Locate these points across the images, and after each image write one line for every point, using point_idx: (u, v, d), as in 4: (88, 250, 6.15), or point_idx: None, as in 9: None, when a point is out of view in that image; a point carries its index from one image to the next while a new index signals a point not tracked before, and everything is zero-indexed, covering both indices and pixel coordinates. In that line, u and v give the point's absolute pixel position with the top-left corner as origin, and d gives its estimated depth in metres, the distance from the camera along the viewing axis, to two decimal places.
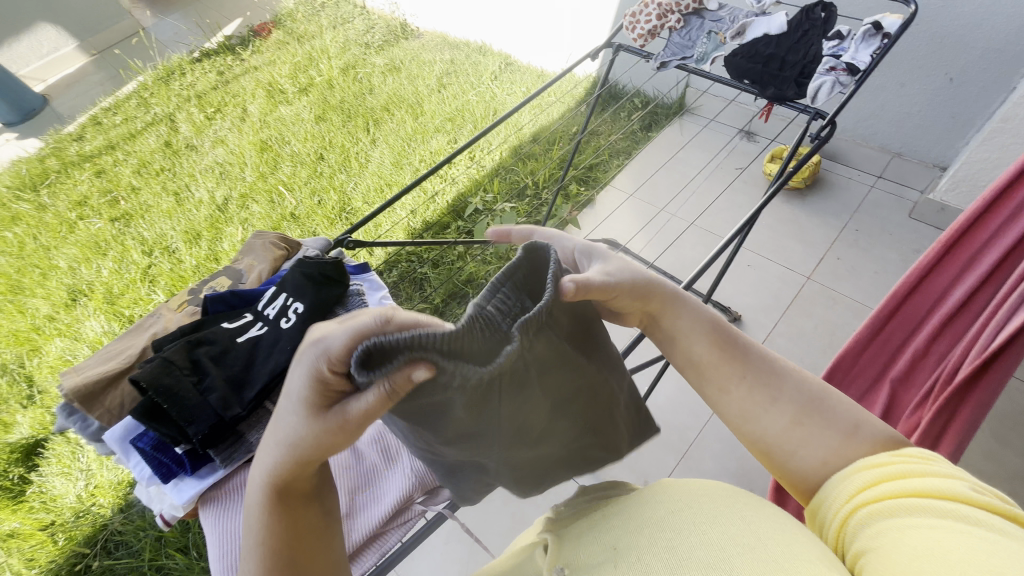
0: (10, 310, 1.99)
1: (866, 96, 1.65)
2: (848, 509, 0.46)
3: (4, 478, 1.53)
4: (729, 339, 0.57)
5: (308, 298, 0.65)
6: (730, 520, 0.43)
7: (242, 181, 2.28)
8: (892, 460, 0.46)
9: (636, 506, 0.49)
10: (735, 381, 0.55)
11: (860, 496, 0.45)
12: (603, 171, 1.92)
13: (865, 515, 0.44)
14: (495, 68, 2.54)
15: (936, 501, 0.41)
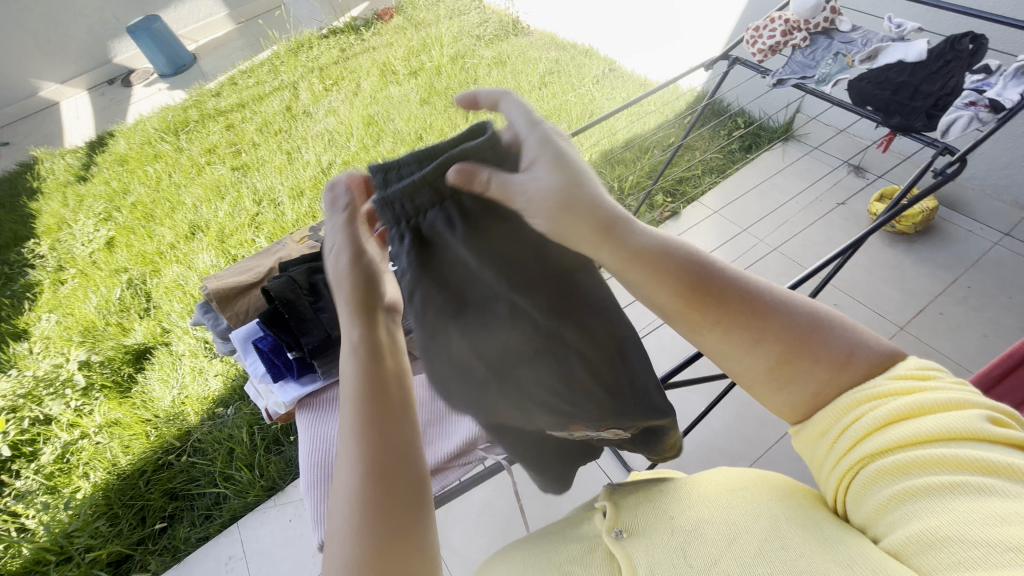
0: (142, 234, 2.29)
1: (1006, 144, 1.49)
2: (848, 462, 0.45)
3: (116, 374, 1.78)
4: (691, 277, 0.51)
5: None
6: (785, 507, 0.47)
7: (346, 150, 2.46)
8: (887, 397, 0.45)
9: (693, 485, 0.54)
10: (703, 326, 0.51)
11: (861, 447, 0.45)
12: (693, 186, 1.89)
13: (874, 473, 0.43)
14: (598, 73, 2.55)
15: (958, 451, 0.40)
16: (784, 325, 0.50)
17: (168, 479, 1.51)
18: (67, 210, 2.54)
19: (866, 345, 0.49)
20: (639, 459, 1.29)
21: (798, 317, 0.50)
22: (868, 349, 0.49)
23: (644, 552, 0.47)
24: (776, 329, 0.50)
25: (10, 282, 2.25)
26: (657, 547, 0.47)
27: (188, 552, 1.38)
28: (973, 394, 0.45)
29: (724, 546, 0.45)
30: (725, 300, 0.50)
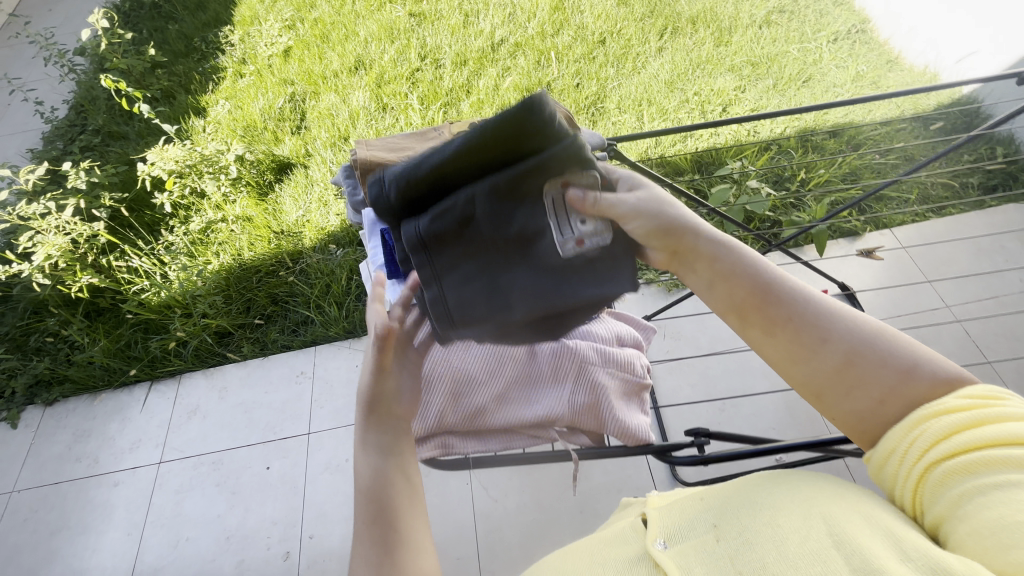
0: (315, 53, 2.38)
1: None
2: (927, 446, 0.41)
3: (260, 177, 1.95)
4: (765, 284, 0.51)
5: None
6: (835, 501, 0.43)
7: (523, 31, 2.28)
8: (974, 406, 0.41)
9: (746, 486, 0.50)
10: (773, 323, 0.50)
11: (957, 418, 0.41)
12: (892, 211, 1.55)
13: (969, 467, 0.39)
14: (840, 29, 2.05)
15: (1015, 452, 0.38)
16: (891, 364, 0.45)
17: (274, 285, 1.69)
18: (261, 7, 2.67)
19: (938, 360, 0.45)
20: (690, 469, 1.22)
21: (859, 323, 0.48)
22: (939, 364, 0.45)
23: (690, 561, 0.47)
24: (914, 384, 0.44)
25: (204, 59, 2.48)
26: (704, 551, 0.46)
27: (272, 351, 1.58)
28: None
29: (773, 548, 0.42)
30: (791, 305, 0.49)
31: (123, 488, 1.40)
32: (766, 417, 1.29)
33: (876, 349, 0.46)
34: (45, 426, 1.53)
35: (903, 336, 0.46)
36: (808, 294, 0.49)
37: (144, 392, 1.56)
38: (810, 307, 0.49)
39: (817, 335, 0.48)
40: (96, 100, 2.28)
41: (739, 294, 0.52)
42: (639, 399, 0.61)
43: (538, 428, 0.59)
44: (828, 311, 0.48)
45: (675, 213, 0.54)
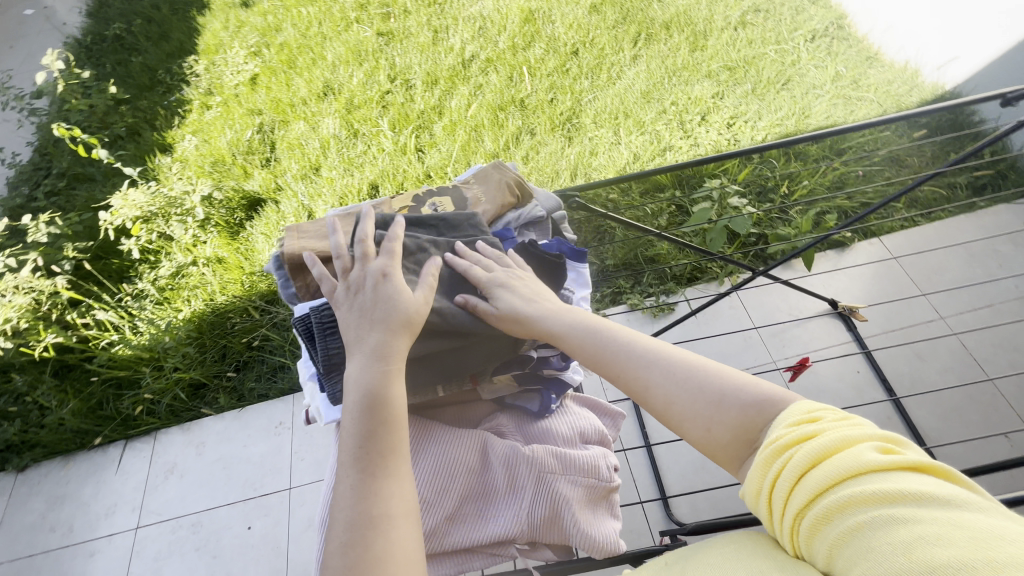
0: (282, 80, 2.31)
1: None
2: (786, 487, 0.40)
3: (230, 215, 1.89)
4: (595, 333, 0.56)
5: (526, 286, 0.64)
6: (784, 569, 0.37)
7: (494, 46, 2.22)
8: (802, 432, 0.41)
9: (698, 552, 0.44)
10: (605, 367, 0.54)
11: (798, 447, 0.41)
12: (879, 218, 1.50)
13: (825, 504, 0.37)
14: (818, 27, 2.00)
15: (862, 487, 0.36)
16: (699, 390, 0.49)
17: (248, 330, 1.63)
18: (226, 34, 2.61)
19: (750, 386, 0.48)
20: (684, 510, 1.16)
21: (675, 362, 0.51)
22: (748, 389, 0.48)
23: None
24: (725, 411, 0.47)
25: (169, 92, 2.41)
26: None
27: (249, 401, 1.53)
28: (858, 425, 0.41)
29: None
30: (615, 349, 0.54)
31: (99, 557, 1.35)
32: None
33: (689, 376, 0.50)
34: (17, 494, 1.47)
35: (714, 367, 0.50)
36: (631, 340, 0.54)
37: (119, 452, 1.50)
38: (635, 349, 0.53)
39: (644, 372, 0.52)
40: (60, 142, 2.21)
41: (573, 345, 0.56)
42: (607, 502, 0.58)
43: (498, 546, 0.55)
44: (647, 351, 0.53)
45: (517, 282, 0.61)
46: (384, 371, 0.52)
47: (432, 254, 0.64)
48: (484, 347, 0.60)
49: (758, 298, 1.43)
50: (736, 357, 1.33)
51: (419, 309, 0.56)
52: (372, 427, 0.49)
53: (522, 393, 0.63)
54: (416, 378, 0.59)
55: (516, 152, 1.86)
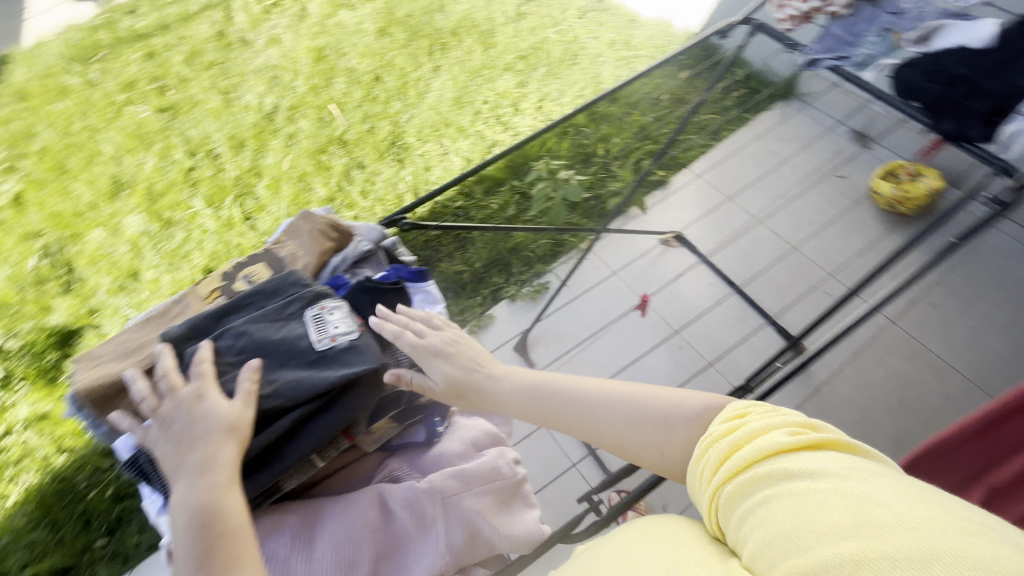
0: (55, 190, 1.97)
1: None
2: (708, 478, 0.44)
3: (39, 361, 1.57)
4: (538, 395, 0.57)
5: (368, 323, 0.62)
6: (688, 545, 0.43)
7: (293, 92, 2.12)
8: (727, 428, 0.46)
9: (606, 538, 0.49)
10: (558, 423, 0.55)
11: (716, 443, 0.45)
12: (683, 150, 1.72)
13: (739, 484, 0.42)
14: (581, 5, 2.23)
15: (770, 466, 0.41)
16: (643, 421, 0.52)
17: (109, 483, 1.37)
18: None
19: (688, 399, 0.51)
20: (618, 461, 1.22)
21: (617, 401, 0.54)
22: (688, 403, 0.51)
23: None
24: (671, 432, 0.50)
25: None
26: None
27: (140, 560, 1.29)
28: (778, 415, 0.45)
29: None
30: (560, 403, 0.56)
31: None
32: (661, 378, 1.33)
33: (636, 412, 0.52)
34: None
35: (653, 392, 0.53)
36: (573, 393, 0.55)
37: None
38: (580, 398, 0.55)
39: (594, 416, 0.54)
40: None
41: (520, 409, 0.57)
42: (520, 496, 0.62)
43: None
44: (591, 395, 0.55)
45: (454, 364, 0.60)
46: (213, 484, 0.46)
47: (263, 329, 0.58)
48: (353, 407, 0.56)
49: (612, 250, 1.55)
50: (614, 309, 1.45)
51: (242, 419, 0.50)
52: (206, 545, 0.43)
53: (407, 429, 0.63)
54: (290, 468, 0.54)
55: (353, 191, 1.80)
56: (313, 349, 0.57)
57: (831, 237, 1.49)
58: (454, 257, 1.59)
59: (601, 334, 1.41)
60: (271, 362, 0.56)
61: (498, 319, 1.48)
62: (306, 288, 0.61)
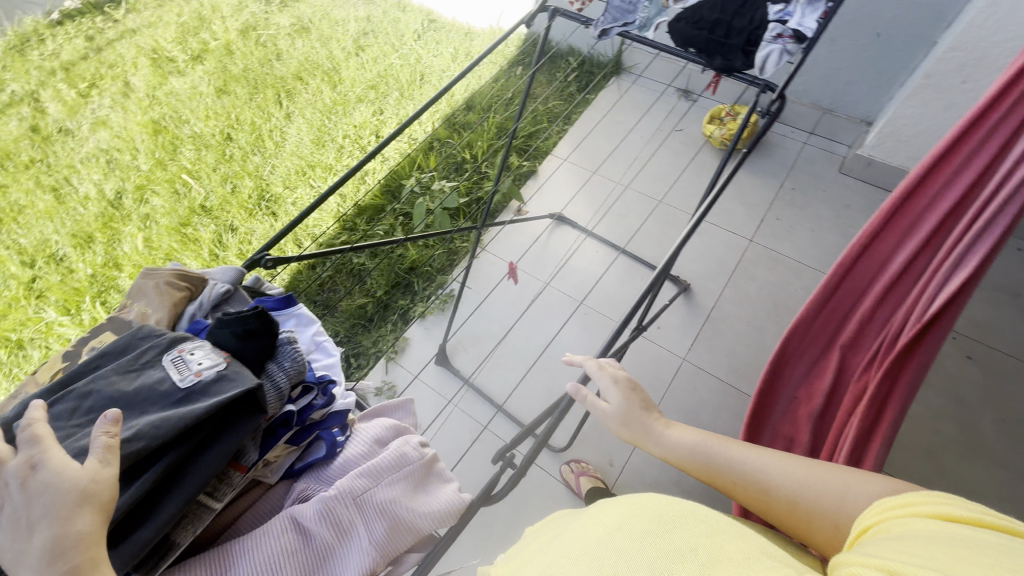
0: None
1: None
2: (870, 522, 0.39)
3: None
4: (712, 463, 0.57)
5: (236, 350, 0.50)
6: (645, 503, 0.51)
7: (137, 171, 1.96)
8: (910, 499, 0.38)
9: (570, 527, 0.55)
10: (730, 490, 0.56)
11: (905, 500, 0.37)
12: (543, 139, 1.83)
13: (895, 525, 0.36)
14: (416, 28, 2.30)
15: (920, 515, 0.35)
16: (816, 499, 0.50)
17: None
18: None
19: (877, 484, 0.47)
20: (560, 436, 1.33)
21: (794, 478, 0.53)
22: (873, 488, 0.47)
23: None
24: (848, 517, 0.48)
25: None
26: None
27: None
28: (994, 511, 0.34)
29: (708, 532, 0.45)
30: (732, 471, 0.56)
31: None
32: (578, 347, 1.40)
33: (816, 485, 0.51)
34: None
35: (832, 473, 0.51)
36: (743, 459, 0.56)
37: None
38: (753, 463, 0.56)
39: (763, 479, 0.54)
40: None
41: (693, 469, 0.58)
42: (435, 474, 0.54)
43: None
44: (767, 462, 0.55)
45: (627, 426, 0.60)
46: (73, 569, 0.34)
47: (109, 383, 0.44)
48: (237, 436, 0.44)
49: (503, 244, 1.62)
50: (521, 298, 1.50)
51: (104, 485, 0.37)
52: None
53: (305, 449, 0.52)
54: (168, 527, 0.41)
55: (229, 255, 1.69)
56: (177, 388, 0.44)
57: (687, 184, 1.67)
58: (353, 292, 1.57)
59: (515, 324, 1.46)
60: (126, 414, 0.43)
61: (413, 340, 1.48)
62: (159, 333, 0.48)
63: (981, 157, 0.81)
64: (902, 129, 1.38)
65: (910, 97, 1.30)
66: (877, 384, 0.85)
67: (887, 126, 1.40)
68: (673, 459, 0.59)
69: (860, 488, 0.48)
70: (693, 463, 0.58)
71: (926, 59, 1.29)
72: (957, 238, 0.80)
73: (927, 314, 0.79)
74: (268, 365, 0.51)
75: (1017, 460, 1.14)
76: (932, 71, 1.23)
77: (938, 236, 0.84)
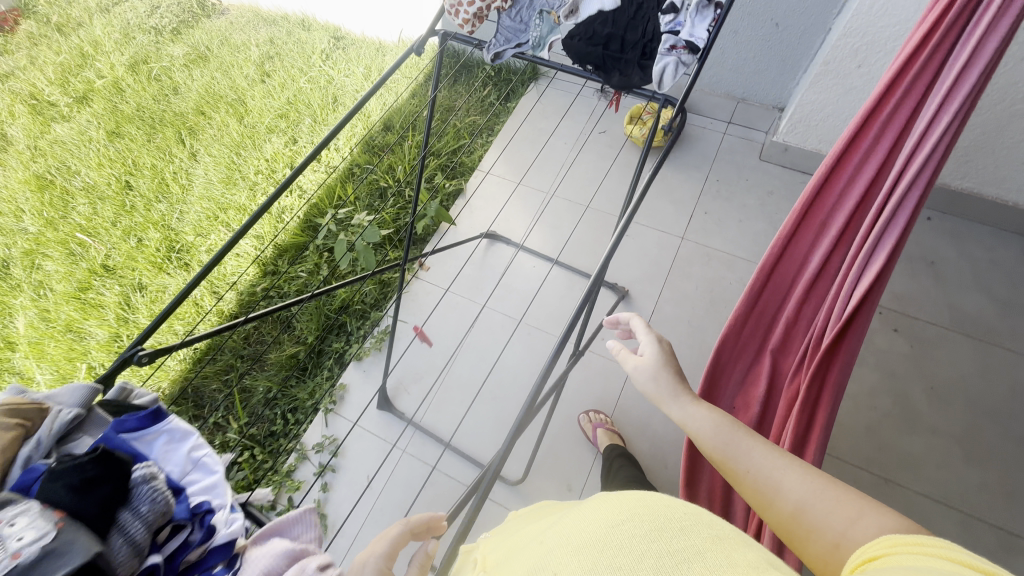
0: None
1: None
2: (881, 553, 0.36)
3: None
4: (728, 446, 0.54)
5: (81, 507, 0.43)
6: (650, 498, 0.42)
7: (22, 235, 1.75)
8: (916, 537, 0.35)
9: (560, 518, 0.47)
10: (735, 478, 0.53)
11: (920, 540, 0.34)
12: (468, 154, 1.77)
13: (904, 558, 0.34)
14: (323, 46, 2.17)
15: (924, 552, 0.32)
16: (821, 513, 0.46)
17: None
18: None
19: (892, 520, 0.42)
20: (513, 467, 1.27)
21: (806, 488, 0.49)
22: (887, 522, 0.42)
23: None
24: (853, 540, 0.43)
25: None
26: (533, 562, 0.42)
27: None
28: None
29: (713, 537, 0.36)
30: (743, 458, 0.53)
31: None
32: (523, 370, 1.36)
33: (827, 505, 0.46)
34: None
35: (846, 495, 0.46)
36: (759, 455, 0.53)
37: None
38: (771, 464, 0.52)
39: (774, 478, 0.51)
40: None
41: (706, 445, 0.56)
42: None
43: None
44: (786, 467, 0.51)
45: (655, 386, 0.60)
46: None
47: None
48: None
49: (438, 268, 1.54)
50: (462, 326, 1.44)
51: None
52: None
53: None
54: None
55: (139, 318, 1.55)
56: None
57: (616, 185, 1.63)
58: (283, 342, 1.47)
59: (457, 355, 1.40)
60: None
61: (352, 386, 1.40)
62: None
63: (875, 155, 0.84)
64: (811, 115, 1.41)
65: (814, 83, 1.32)
66: (808, 386, 0.86)
67: (797, 113, 1.42)
68: (693, 429, 0.57)
69: (873, 517, 0.43)
70: (710, 441, 0.56)
71: (823, 45, 1.31)
72: (862, 235, 0.82)
73: (844, 314, 0.81)
74: (121, 514, 0.46)
75: (949, 426, 1.19)
76: (830, 57, 1.25)
77: (847, 233, 0.88)
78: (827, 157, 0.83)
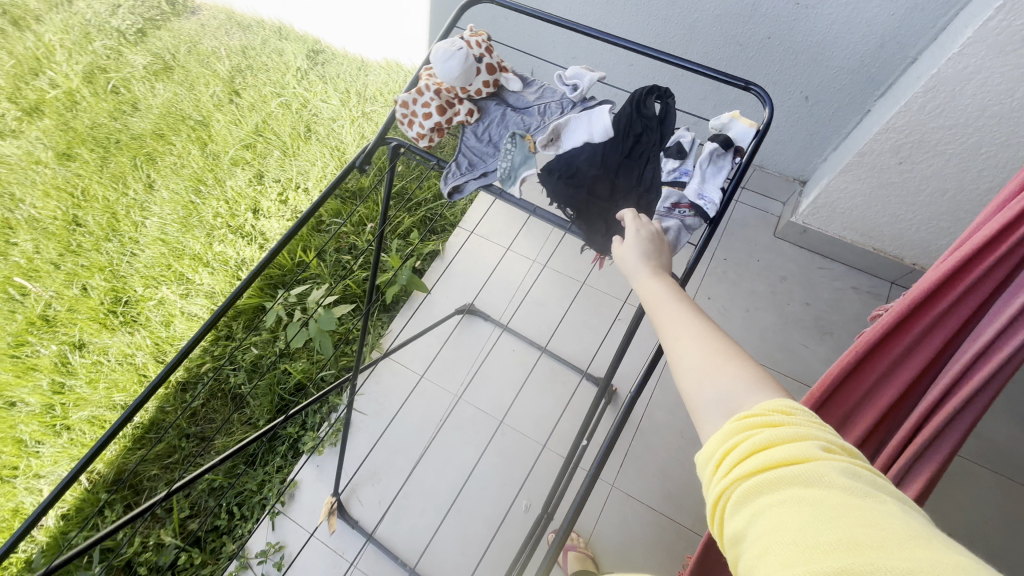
0: None
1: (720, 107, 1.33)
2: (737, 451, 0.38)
3: None
4: (665, 307, 0.52)
5: None
6: None
7: None
8: (761, 429, 0.38)
9: None
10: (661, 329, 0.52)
11: (769, 436, 0.37)
12: (450, 207, 1.59)
13: (764, 461, 0.36)
14: (300, 64, 1.96)
15: (783, 467, 0.35)
16: (711, 380, 0.45)
17: None
18: None
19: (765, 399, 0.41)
20: None
21: (714, 354, 0.46)
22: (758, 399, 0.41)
23: None
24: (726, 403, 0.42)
25: None
26: None
27: None
28: (826, 438, 0.37)
29: None
30: (677, 317, 0.51)
31: None
32: (494, 478, 1.22)
33: (699, 357, 0.46)
34: None
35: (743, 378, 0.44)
36: (692, 322, 0.50)
37: None
38: (676, 318, 0.51)
39: (672, 331, 0.50)
40: None
41: (653, 302, 0.54)
42: None
43: None
44: (687, 326, 0.49)
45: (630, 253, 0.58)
46: None
47: None
48: None
49: (407, 349, 1.39)
50: (429, 418, 1.30)
51: None
52: None
53: None
54: None
55: (76, 384, 1.40)
56: None
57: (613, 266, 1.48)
58: (233, 426, 1.34)
59: (422, 454, 1.26)
60: None
61: (303, 484, 1.26)
62: None
63: (920, 355, 0.60)
64: (836, 202, 1.22)
65: (844, 173, 1.13)
66: None
67: (821, 198, 1.23)
68: (647, 295, 0.55)
69: (722, 381, 0.44)
70: (646, 297, 0.55)
71: (859, 130, 1.12)
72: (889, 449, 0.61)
73: None
74: None
75: None
76: (867, 149, 1.06)
77: (875, 433, 0.65)
78: (847, 359, 0.60)
